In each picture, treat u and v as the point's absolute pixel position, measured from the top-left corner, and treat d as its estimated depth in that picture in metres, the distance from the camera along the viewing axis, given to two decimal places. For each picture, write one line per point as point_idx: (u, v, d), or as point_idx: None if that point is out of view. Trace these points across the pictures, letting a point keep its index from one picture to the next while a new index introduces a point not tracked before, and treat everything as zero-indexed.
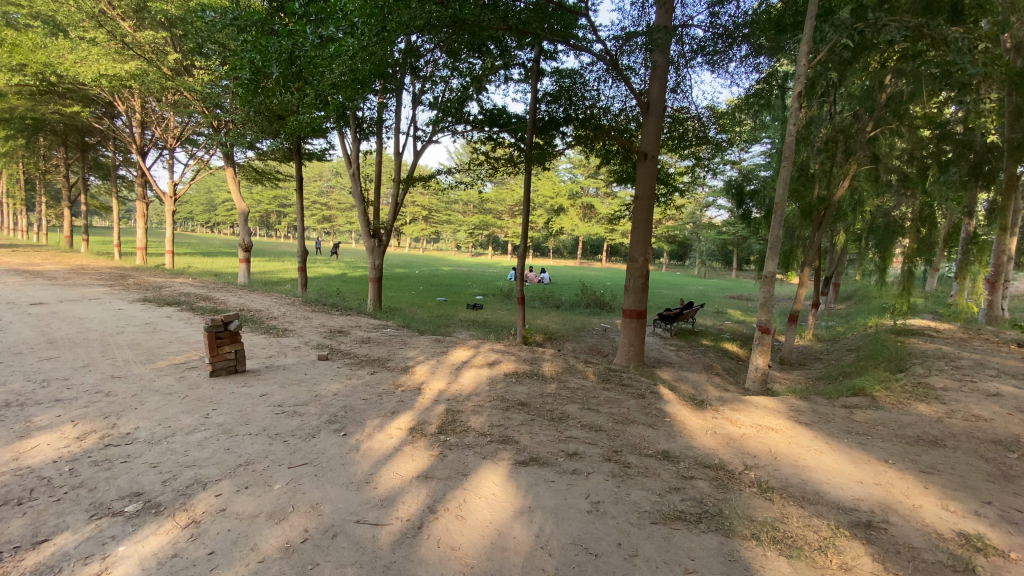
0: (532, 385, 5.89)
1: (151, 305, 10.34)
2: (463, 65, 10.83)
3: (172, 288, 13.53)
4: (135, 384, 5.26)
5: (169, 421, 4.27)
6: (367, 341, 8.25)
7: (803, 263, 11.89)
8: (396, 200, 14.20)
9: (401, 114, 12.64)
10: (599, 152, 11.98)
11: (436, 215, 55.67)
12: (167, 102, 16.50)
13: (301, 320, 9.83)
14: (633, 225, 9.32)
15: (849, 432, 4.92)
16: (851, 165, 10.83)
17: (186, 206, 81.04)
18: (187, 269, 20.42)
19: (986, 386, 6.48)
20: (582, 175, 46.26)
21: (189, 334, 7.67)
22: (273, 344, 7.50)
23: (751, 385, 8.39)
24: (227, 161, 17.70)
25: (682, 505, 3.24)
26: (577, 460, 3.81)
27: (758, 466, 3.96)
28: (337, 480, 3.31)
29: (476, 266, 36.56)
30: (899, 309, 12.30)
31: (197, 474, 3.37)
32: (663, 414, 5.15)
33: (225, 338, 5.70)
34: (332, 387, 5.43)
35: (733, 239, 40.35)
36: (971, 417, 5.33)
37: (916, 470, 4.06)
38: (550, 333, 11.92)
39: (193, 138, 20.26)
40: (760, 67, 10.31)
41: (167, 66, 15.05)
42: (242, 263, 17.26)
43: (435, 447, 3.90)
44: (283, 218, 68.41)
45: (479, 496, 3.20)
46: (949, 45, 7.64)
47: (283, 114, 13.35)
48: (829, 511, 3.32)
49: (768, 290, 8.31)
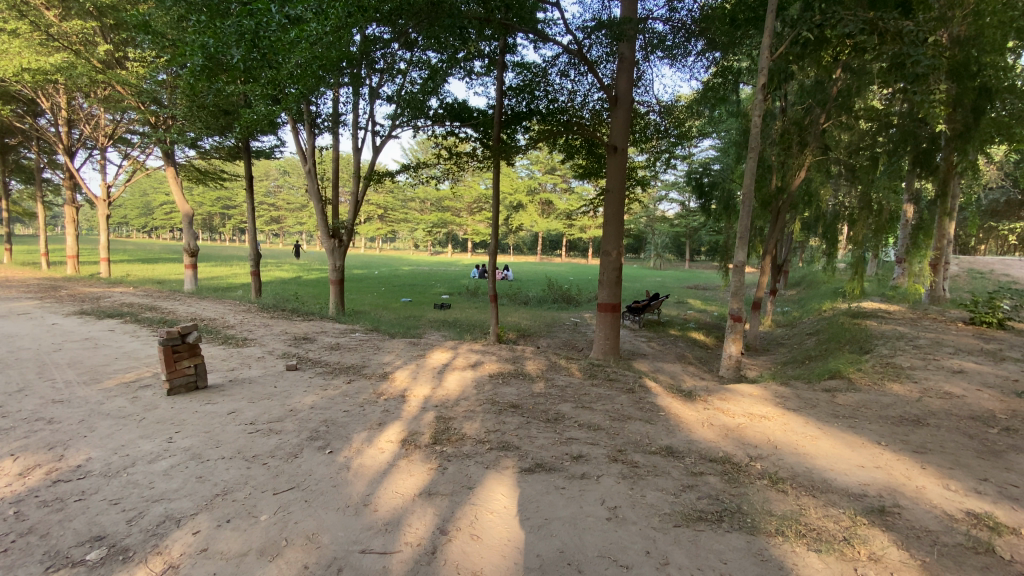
0: (519, 386, 5.68)
1: (91, 317, 9.46)
2: (423, 58, 10.47)
3: (112, 299, 12.43)
4: (81, 408, 4.68)
5: (127, 449, 3.81)
6: (336, 348, 7.81)
7: (765, 252, 12.09)
8: (357, 197, 13.50)
9: (358, 109, 12.14)
10: (562, 148, 11.84)
11: (392, 214, 54.52)
12: (98, 98, 15.23)
13: (262, 328, 9.23)
14: (605, 219, 9.25)
15: (838, 415, 5.00)
16: (806, 156, 11.12)
17: (120, 210, 75.96)
18: (126, 278, 18.94)
19: (949, 363, 6.82)
20: (539, 171, 46.46)
21: (139, 349, 7.00)
22: (235, 355, 6.95)
23: (726, 373, 8.50)
24: (167, 160, 16.50)
25: (700, 503, 3.13)
26: (583, 463, 3.65)
27: (762, 456, 3.93)
28: (331, 505, 3.01)
29: (437, 265, 35.93)
30: (852, 291, 12.82)
31: (168, 509, 2.98)
32: (657, 408, 5.07)
33: (183, 351, 5.17)
34: (307, 399, 5.02)
35: (686, 230, 41.58)
36: (945, 395, 5.57)
37: (910, 451, 4.15)
38: (523, 330, 11.76)
39: (128, 138, 18.84)
40: (714, 61, 10.46)
41: (98, 58, 13.83)
42: (188, 269, 16.11)
43: (432, 460, 3.63)
44: (228, 220, 65.04)
45: (489, 511, 2.97)
46: (903, 38, 7.99)
47: (231, 109, 12.56)
48: (842, 499, 3.30)
49: (738, 279, 8.41)
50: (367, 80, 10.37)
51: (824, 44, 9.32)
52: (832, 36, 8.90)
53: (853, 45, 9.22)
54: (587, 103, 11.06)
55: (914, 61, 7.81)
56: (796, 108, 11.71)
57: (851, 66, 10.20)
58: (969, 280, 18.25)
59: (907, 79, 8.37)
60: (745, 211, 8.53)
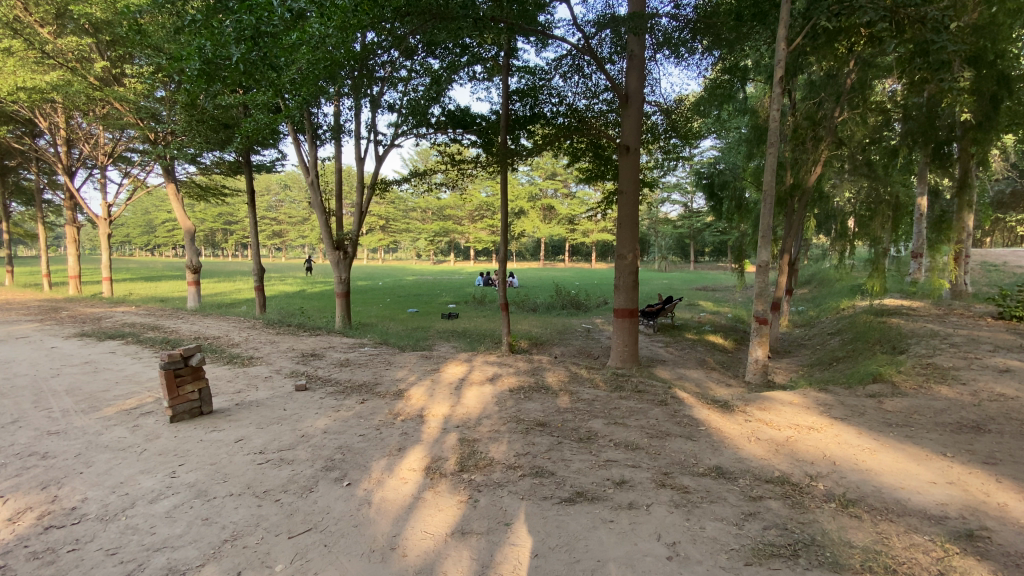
0: (543, 401, 5.33)
1: (91, 340, 9.14)
2: (423, 64, 10.22)
3: (113, 319, 12.16)
4: (77, 441, 4.36)
5: (126, 487, 3.48)
6: (346, 364, 7.47)
7: (783, 249, 11.73)
8: (361, 208, 13.13)
9: (360, 119, 11.87)
10: (568, 152, 11.46)
11: (393, 224, 54.51)
12: (97, 116, 15.01)
13: (268, 345, 8.91)
14: (620, 221, 8.89)
15: (890, 424, 4.64)
16: (823, 150, 10.77)
17: (122, 228, 76.09)
18: (128, 297, 18.68)
19: (993, 362, 6.42)
20: (540, 176, 46.25)
21: (140, 372, 6.69)
22: (241, 376, 6.63)
23: (752, 378, 8.14)
24: (168, 177, 16.33)
25: (767, 535, 2.79)
26: (629, 490, 3.30)
27: (821, 475, 3.57)
28: (353, 550, 2.67)
29: (441, 275, 35.69)
30: (873, 289, 12.38)
31: (171, 559, 2.64)
32: (695, 422, 4.71)
33: (186, 375, 4.85)
34: (319, 423, 4.69)
35: (689, 232, 41.34)
36: (997, 396, 5.20)
37: (979, 462, 3.78)
38: (535, 338, 11.42)
39: (128, 156, 18.64)
40: (717, 59, 10.16)
41: (94, 75, 13.63)
42: (190, 286, 15.79)
43: (461, 491, 3.29)
44: (230, 236, 65.05)
45: (533, 553, 2.63)
46: (926, 24, 7.58)
47: (231, 122, 12.36)
48: (921, 523, 2.94)
49: (762, 280, 8.04)
50: (368, 89, 10.13)
51: (843, 33, 8.98)
52: (853, 24, 8.53)
53: (867, 34, 8.93)
54: (595, 104, 10.65)
55: (938, 48, 7.46)
56: (807, 103, 11.41)
57: (862, 58, 9.98)
58: (983, 273, 17.89)
59: (932, 66, 7.98)
60: (766, 208, 8.17)
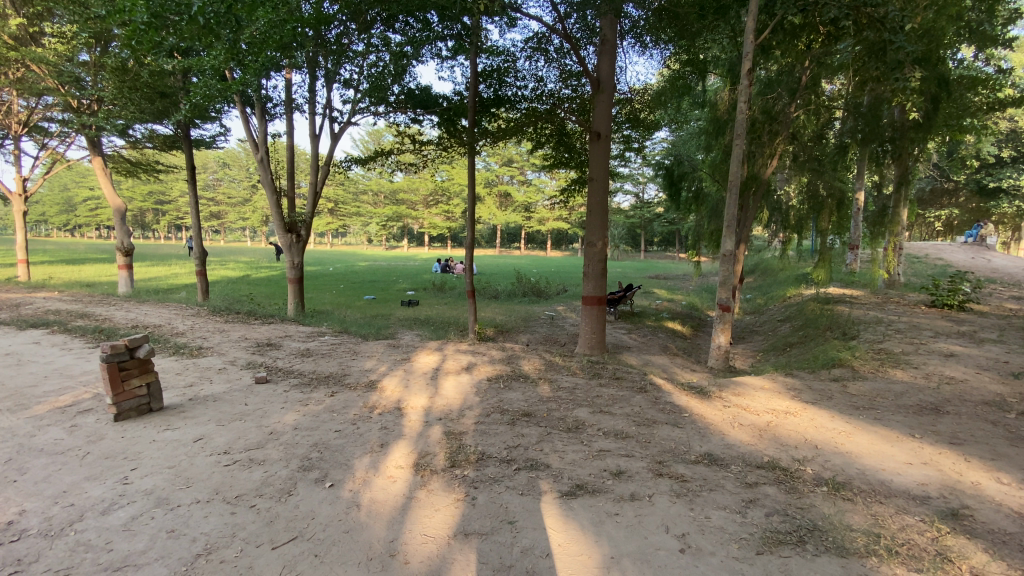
0: (524, 390, 5.20)
1: (9, 329, 8.18)
2: (385, 37, 9.64)
3: (33, 305, 10.98)
4: (4, 444, 3.82)
5: (71, 496, 3.06)
6: (307, 354, 7.03)
7: (740, 237, 11.99)
8: (315, 188, 12.37)
9: (314, 93, 11.16)
10: (531, 138, 11.17)
11: (343, 207, 52.80)
12: (8, 80, 13.34)
13: (217, 335, 8.27)
14: (589, 207, 8.78)
15: (858, 407, 4.84)
16: (778, 144, 11.11)
17: (36, 205, 69.31)
18: (47, 281, 16.93)
19: (937, 347, 6.86)
20: (496, 163, 45.97)
21: (72, 364, 6.01)
22: (192, 367, 6.10)
23: (715, 364, 8.34)
24: (94, 149, 14.81)
25: (772, 522, 2.79)
26: (628, 480, 3.24)
27: (808, 459, 3.66)
28: (348, 560, 2.45)
29: (395, 260, 34.98)
30: (818, 278, 13.03)
31: None
32: (677, 409, 4.72)
33: (132, 369, 4.34)
34: (287, 418, 4.34)
35: (640, 222, 42.59)
36: (948, 379, 5.56)
37: (946, 443, 3.98)
38: (500, 326, 11.27)
39: (45, 126, 16.75)
40: (670, 55, 10.30)
41: (7, 33, 12.12)
42: (121, 270, 14.44)
43: (455, 488, 3.12)
44: (163, 216, 60.70)
45: (544, 553, 2.51)
46: (885, 25, 7.83)
47: (169, 91, 11.26)
48: (908, 504, 3.04)
49: (726, 268, 8.21)
50: (324, 61, 9.50)
51: (805, 28, 9.23)
52: (817, 21, 8.83)
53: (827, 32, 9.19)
54: (563, 89, 10.46)
55: (896, 47, 7.78)
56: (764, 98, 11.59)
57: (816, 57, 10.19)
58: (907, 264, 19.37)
59: (888, 66, 8.28)
60: (732, 199, 8.33)
